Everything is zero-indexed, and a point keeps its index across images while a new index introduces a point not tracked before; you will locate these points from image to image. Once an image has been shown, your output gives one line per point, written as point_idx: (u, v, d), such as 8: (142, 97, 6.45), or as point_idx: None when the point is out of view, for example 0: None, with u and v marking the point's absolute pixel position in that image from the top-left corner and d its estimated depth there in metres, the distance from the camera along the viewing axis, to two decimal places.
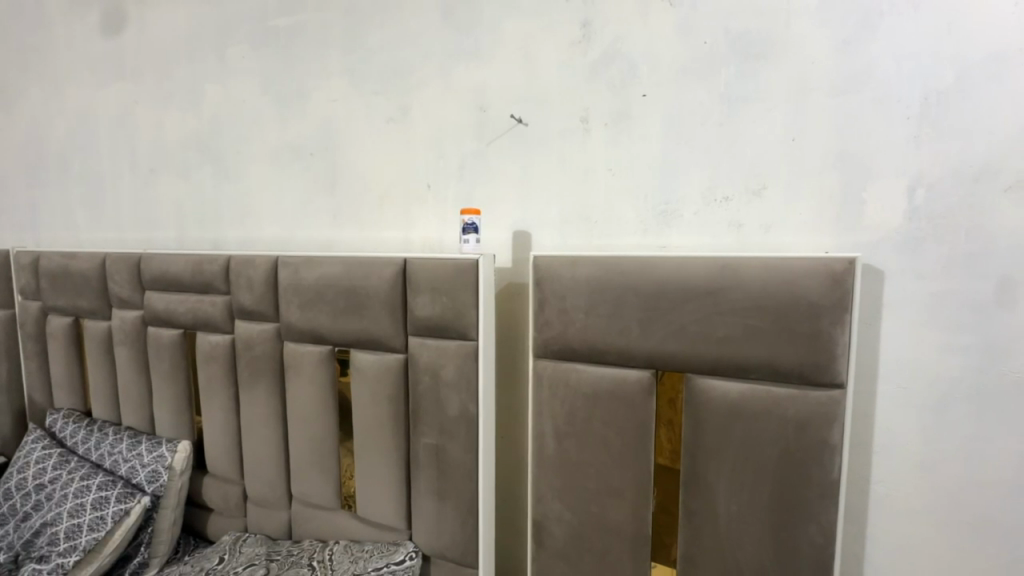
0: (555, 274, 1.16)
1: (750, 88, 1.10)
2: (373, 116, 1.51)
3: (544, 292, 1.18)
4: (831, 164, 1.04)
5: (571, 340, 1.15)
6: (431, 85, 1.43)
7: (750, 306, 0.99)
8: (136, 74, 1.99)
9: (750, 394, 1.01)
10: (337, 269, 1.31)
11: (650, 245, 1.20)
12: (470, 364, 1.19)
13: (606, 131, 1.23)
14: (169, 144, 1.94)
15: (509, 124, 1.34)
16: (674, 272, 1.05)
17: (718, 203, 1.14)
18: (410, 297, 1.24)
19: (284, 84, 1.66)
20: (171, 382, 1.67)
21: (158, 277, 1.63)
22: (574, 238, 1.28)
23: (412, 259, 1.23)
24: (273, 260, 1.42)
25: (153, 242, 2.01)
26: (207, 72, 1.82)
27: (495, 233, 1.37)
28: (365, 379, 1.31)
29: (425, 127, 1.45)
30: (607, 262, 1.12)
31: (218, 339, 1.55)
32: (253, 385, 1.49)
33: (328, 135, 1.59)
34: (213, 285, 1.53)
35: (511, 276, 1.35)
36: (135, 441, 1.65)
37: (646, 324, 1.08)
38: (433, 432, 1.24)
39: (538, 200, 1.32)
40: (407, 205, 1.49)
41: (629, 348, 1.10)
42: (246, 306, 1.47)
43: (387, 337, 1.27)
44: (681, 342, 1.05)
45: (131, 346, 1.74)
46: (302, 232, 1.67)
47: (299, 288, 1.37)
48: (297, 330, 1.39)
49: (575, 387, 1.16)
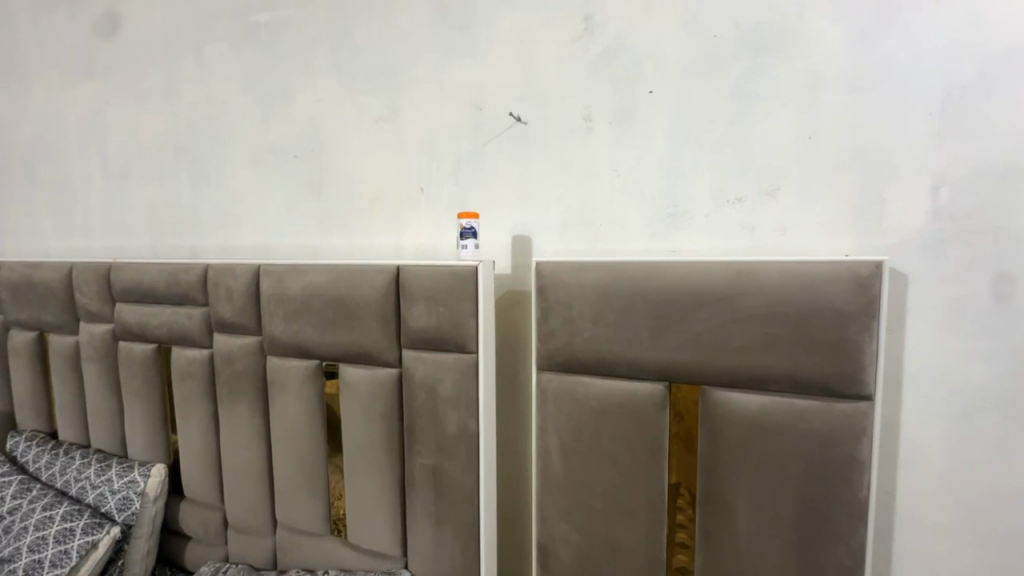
0: (560, 281, 1.09)
1: (762, 84, 1.04)
2: (362, 115, 1.43)
3: (547, 300, 1.11)
4: (849, 163, 0.99)
5: (578, 351, 1.08)
6: (424, 82, 1.35)
7: (770, 314, 0.93)
8: (107, 73, 1.87)
9: (771, 406, 0.94)
10: (325, 278, 1.23)
11: (658, 249, 1.14)
12: (469, 378, 1.11)
13: (610, 130, 1.17)
14: (143, 147, 1.83)
15: (507, 123, 1.27)
16: (687, 277, 0.99)
17: (729, 205, 1.08)
18: (404, 306, 1.15)
19: (266, 83, 1.57)
20: (144, 401, 1.55)
21: (129, 288, 1.52)
22: (577, 243, 1.21)
23: (405, 267, 1.15)
24: (255, 268, 1.33)
25: (126, 251, 1.89)
26: (183, 70, 1.72)
27: (493, 238, 1.29)
28: (356, 396, 1.22)
29: (417, 128, 1.37)
30: (616, 268, 1.05)
31: (195, 354, 1.44)
32: (233, 403, 1.39)
33: (314, 136, 1.50)
34: (190, 296, 1.42)
35: (510, 284, 1.28)
36: (104, 465, 1.54)
37: (658, 333, 1.01)
38: (429, 452, 1.15)
39: (538, 204, 1.25)
40: (399, 209, 1.41)
41: (641, 359, 1.03)
42: (226, 319, 1.37)
43: (380, 350, 1.18)
44: (696, 352, 0.98)
45: (100, 362, 1.62)
46: (286, 239, 1.58)
47: (283, 298, 1.28)
48: (281, 343, 1.30)
49: (582, 401, 1.08)
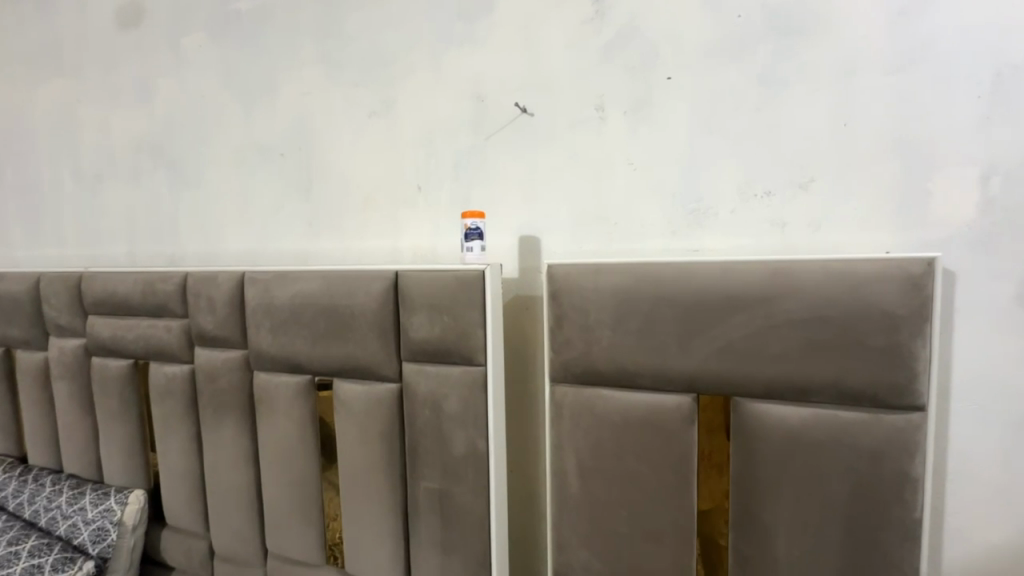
0: (575, 285, 1.00)
1: (792, 68, 0.96)
2: (353, 109, 1.33)
3: (561, 307, 1.01)
4: (889, 152, 0.91)
5: (596, 361, 0.99)
6: (420, 72, 1.25)
7: (810, 318, 0.85)
8: (76, 69, 1.75)
9: (813, 420, 0.86)
10: (316, 286, 1.12)
11: (679, 249, 1.05)
12: (477, 393, 1.01)
13: (625, 120, 1.08)
14: (117, 148, 1.71)
15: (512, 115, 1.17)
16: (717, 279, 0.90)
17: (756, 199, 1.00)
18: (404, 316, 1.05)
19: (249, 76, 1.46)
20: (121, 421, 1.43)
21: (101, 300, 1.40)
22: (591, 244, 1.12)
23: (405, 272, 1.05)
24: (239, 276, 1.22)
25: (101, 259, 1.77)
26: (159, 65, 1.60)
27: (498, 239, 1.20)
28: (352, 413, 1.11)
29: (413, 121, 1.27)
30: (637, 270, 0.96)
31: (175, 370, 1.33)
32: (216, 423, 1.27)
33: (302, 132, 1.40)
34: (168, 307, 1.31)
35: (517, 288, 1.18)
36: (77, 493, 1.42)
37: (686, 341, 0.92)
38: (434, 475, 1.05)
39: (546, 202, 1.15)
40: (395, 210, 1.30)
41: (666, 370, 0.94)
42: (208, 332, 1.25)
43: (378, 364, 1.08)
44: (728, 361, 0.90)
45: (72, 380, 1.49)
46: (273, 244, 1.47)
47: (270, 308, 1.17)
48: (269, 357, 1.19)
49: (602, 416, 0.99)
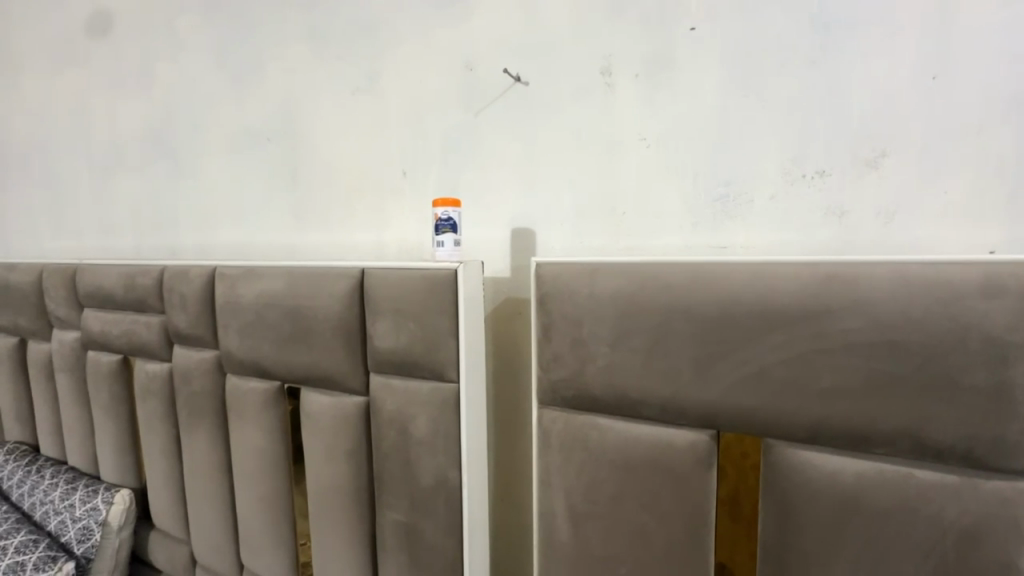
0: (566, 290, 0.81)
1: (858, 6, 0.72)
2: (336, 86, 1.19)
3: (550, 315, 0.83)
4: (1000, 114, 0.67)
5: (590, 384, 0.80)
6: (405, 41, 1.10)
7: (874, 342, 0.62)
8: (87, 59, 1.73)
9: (875, 479, 0.64)
10: (281, 284, 1.00)
11: (703, 245, 0.84)
12: (448, 415, 0.85)
13: (637, 86, 0.87)
14: (122, 138, 1.67)
15: (505, 85, 0.99)
16: (746, 286, 0.69)
17: (806, 181, 0.77)
18: (368, 321, 0.91)
19: (238, 57, 1.36)
20: (112, 418, 1.39)
21: (91, 293, 1.36)
22: (595, 239, 0.93)
23: (370, 271, 0.90)
24: (211, 271, 1.12)
25: (112, 251, 1.76)
26: (157, 50, 1.54)
27: (489, 232, 1.03)
28: (318, 428, 0.99)
29: (397, 97, 1.12)
30: (643, 273, 0.76)
31: (155, 368, 1.26)
32: (191, 427, 1.19)
33: (287, 114, 1.28)
34: (147, 303, 1.24)
35: (508, 289, 1.01)
36: (71, 488, 1.40)
37: (703, 365, 0.72)
38: (402, 506, 0.91)
39: (543, 187, 0.97)
40: (379, 198, 1.16)
41: (677, 400, 0.74)
42: (182, 330, 1.17)
43: (343, 374, 0.94)
44: (758, 394, 0.69)
45: (71, 373, 1.48)
46: (261, 236, 1.37)
47: (236, 307, 1.06)
48: (238, 361, 1.09)
49: (597, 451, 0.81)
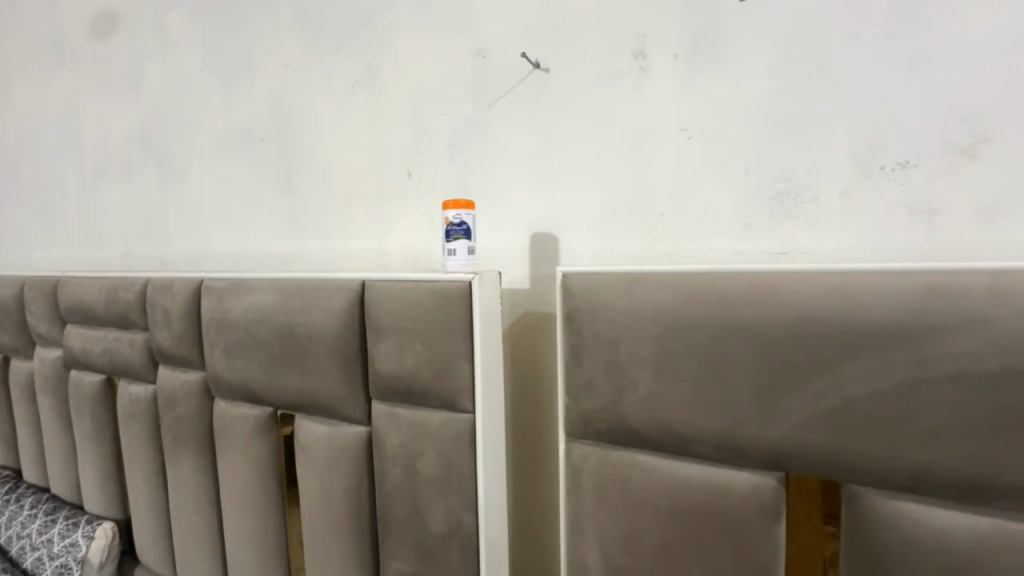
0: (598, 304, 0.69)
1: None
2: (333, 80, 1.09)
3: (580, 334, 0.71)
4: None
5: (629, 414, 0.68)
6: (407, 28, 0.99)
7: (994, 369, 0.50)
8: (75, 61, 1.64)
9: (996, 538, 0.51)
10: (271, 299, 0.89)
11: (757, 251, 0.72)
12: (461, 450, 0.73)
13: (675, 68, 0.76)
14: (112, 143, 1.58)
15: (521, 72, 0.88)
16: (822, 300, 0.57)
17: (885, 173, 0.65)
18: (369, 340, 0.79)
19: (229, 52, 1.26)
20: (94, 444, 1.28)
21: (72, 308, 1.26)
22: (627, 245, 0.81)
23: (371, 284, 0.79)
24: (196, 284, 1.01)
25: (101, 263, 1.66)
26: (146, 48, 1.45)
27: (504, 238, 0.91)
28: (313, 462, 0.87)
29: (401, 89, 1.01)
30: (692, 284, 0.64)
31: (138, 390, 1.15)
32: (176, 456, 1.08)
33: (281, 112, 1.18)
34: (130, 319, 1.14)
35: (527, 302, 0.90)
36: (50, 521, 1.29)
37: (769, 394, 0.60)
38: (408, 553, 0.79)
39: (566, 187, 0.85)
40: (381, 202, 1.05)
41: (736, 436, 0.62)
42: (165, 349, 1.06)
43: (340, 401, 0.83)
44: (839, 431, 0.57)
45: (53, 394, 1.37)
46: (254, 245, 1.26)
47: (223, 324, 0.95)
48: (225, 384, 0.98)
49: (638, 495, 0.68)
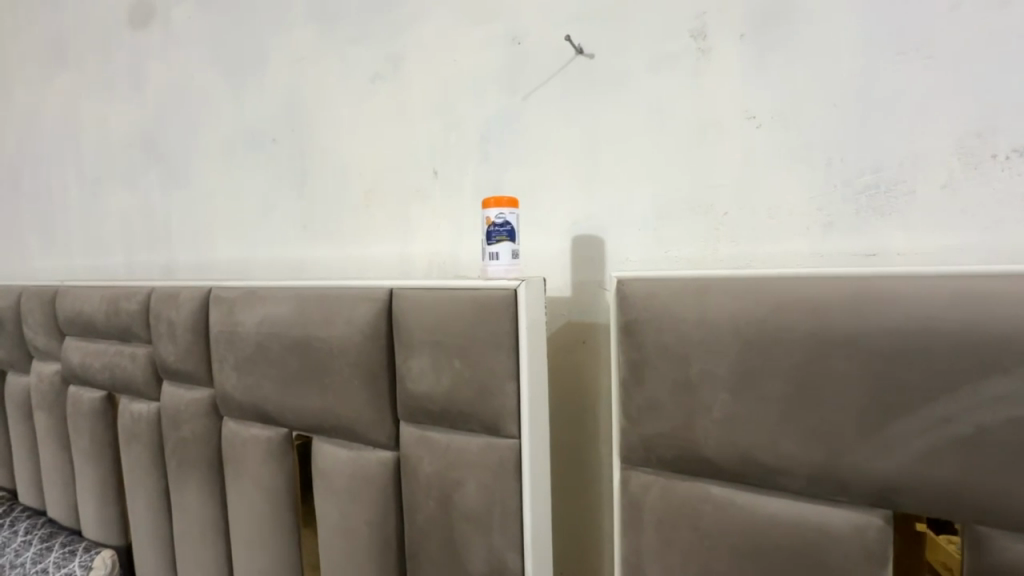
0: (664, 314, 0.61)
1: None
2: (350, 73, 1.02)
3: (641, 348, 0.62)
4: None
5: (702, 441, 0.59)
6: (433, 14, 0.92)
7: None
8: (77, 61, 1.58)
9: None
10: (287, 309, 0.81)
11: (840, 252, 0.64)
12: (505, 481, 0.65)
13: (741, 50, 0.68)
14: (115, 145, 1.51)
15: (562, 60, 0.81)
16: (944, 309, 0.49)
17: (993, 164, 0.57)
18: (398, 356, 0.71)
19: (239, 47, 1.19)
20: (93, 465, 1.20)
21: (71, 320, 1.18)
22: (685, 247, 0.73)
23: (400, 293, 0.71)
24: (204, 293, 0.93)
25: (103, 271, 1.59)
26: (152, 45, 1.38)
27: (542, 240, 0.83)
28: (333, 491, 0.79)
29: (426, 81, 0.93)
30: (777, 292, 0.56)
31: (140, 408, 1.07)
32: (181, 481, 1.00)
33: (294, 109, 1.11)
34: (132, 332, 1.06)
35: (569, 311, 0.81)
36: (46, 548, 1.21)
37: (876, 420, 0.51)
38: None
39: (613, 184, 0.77)
40: (404, 203, 0.97)
41: (835, 469, 0.53)
42: (170, 364, 0.98)
43: (365, 423, 0.74)
44: (967, 463, 0.48)
45: (50, 411, 1.29)
46: (265, 251, 1.18)
47: (234, 337, 0.87)
48: (235, 402, 0.89)
49: (712, 534, 0.59)
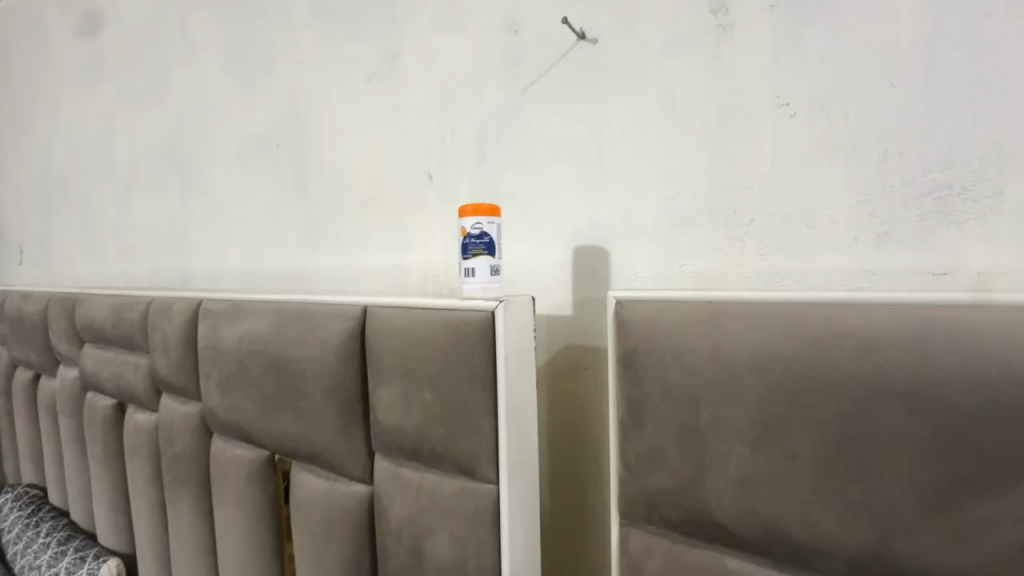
0: (667, 345, 0.50)
1: None
2: (347, 74, 0.96)
3: (641, 385, 0.52)
4: None
5: (715, 504, 0.48)
6: (428, 6, 0.85)
7: None
8: (110, 74, 1.63)
9: None
10: (265, 325, 0.75)
11: (899, 268, 0.51)
12: (481, 533, 0.56)
13: (771, 24, 0.56)
14: (142, 155, 1.54)
15: (563, 48, 0.71)
16: None
17: None
18: (370, 382, 0.64)
19: (247, 53, 1.17)
20: (105, 472, 1.21)
21: (86, 327, 1.19)
22: (703, 261, 0.61)
23: (373, 312, 0.63)
24: (194, 305, 0.90)
25: (132, 278, 1.62)
26: (172, 55, 1.39)
27: (541, 251, 0.74)
28: (307, 523, 0.72)
29: (420, 79, 0.86)
30: (811, 321, 0.44)
31: (142, 419, 1.06)
32: (173, 497, 0.97)
33: (295, 113, 1.07)
34: (135, 342, 1.05)
35: (569, 332, 0.72)
36: (61, 552, 1.22)
37: (945, 496, 0.38)
38: None
39: (620, 187, 0.67)
40: (399, 211, 0.91)
41: (888, 556, 0.41)
42: (165, 377, 0.96)
43: (338, 453, 0.68)
44: None
45: (71, 416, 1.31)
46: (267, 260, 1.15)
47: (217, 353, 0.83)
48: (219, 420, 0.85)
49: None
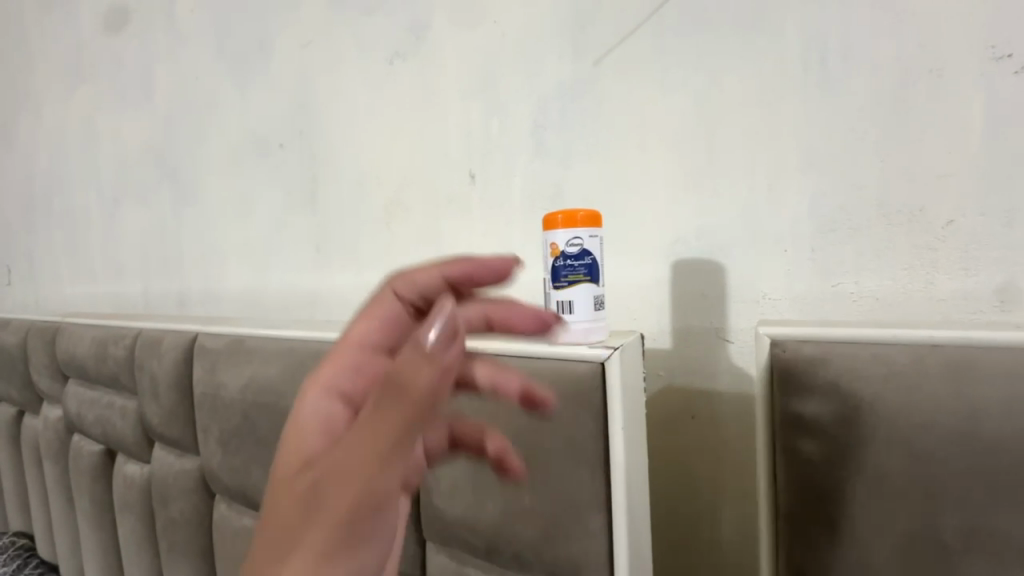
0: (877, 410, 0.34)
1: None
2: (364, 55, 0.80)
3: (831, 471, 0.36)
4: None
5: None
6: None
7: None
8: (94, 74, 1.47)
9: None
10: (276, 370, 0.59)
11: None
12: None
13: None
14: (130, 162, 1.38)
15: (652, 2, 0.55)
16: None
17: None
18: None
19: (242, 39, 1.01)
20: (94, 528, 1.05)
21: (67, 362, 1.03)
22: (872, 278, 0.45)
23: None
24: (187, 341, 0.74)
25: (123, 299, 1.47)
26: (159, 48, 1.23)
27: (626, 267, 0.57)
28: None
29: (456, 55, 0.70)
30: None
31: (132, 472, 0.90)
32: (171, 569, 0.81)
33: (301, 106, 0.91)
34: (121, 382, 0.89)
35: (669, 372, 0.55)
36: None
37: None
38: None
39: (739, 181, 0.51)
40: (432, 218, 0.75)
41: None
42: (156, 426, 0.80)
43: None
44: None
45: (56, 461, 1.16)
46: (273, 280, 0.99)
47: (217, 402, 0.67)
48: (222, 483, 0.69)
49: None
